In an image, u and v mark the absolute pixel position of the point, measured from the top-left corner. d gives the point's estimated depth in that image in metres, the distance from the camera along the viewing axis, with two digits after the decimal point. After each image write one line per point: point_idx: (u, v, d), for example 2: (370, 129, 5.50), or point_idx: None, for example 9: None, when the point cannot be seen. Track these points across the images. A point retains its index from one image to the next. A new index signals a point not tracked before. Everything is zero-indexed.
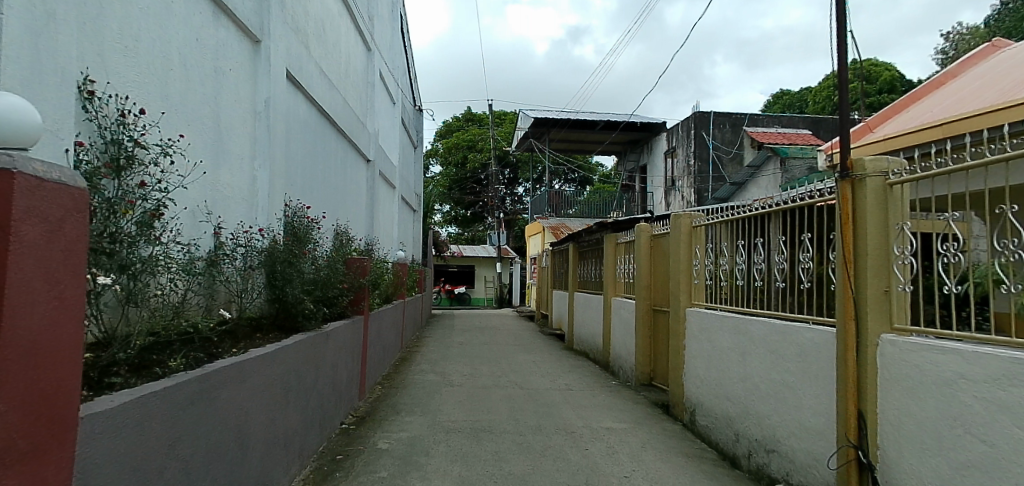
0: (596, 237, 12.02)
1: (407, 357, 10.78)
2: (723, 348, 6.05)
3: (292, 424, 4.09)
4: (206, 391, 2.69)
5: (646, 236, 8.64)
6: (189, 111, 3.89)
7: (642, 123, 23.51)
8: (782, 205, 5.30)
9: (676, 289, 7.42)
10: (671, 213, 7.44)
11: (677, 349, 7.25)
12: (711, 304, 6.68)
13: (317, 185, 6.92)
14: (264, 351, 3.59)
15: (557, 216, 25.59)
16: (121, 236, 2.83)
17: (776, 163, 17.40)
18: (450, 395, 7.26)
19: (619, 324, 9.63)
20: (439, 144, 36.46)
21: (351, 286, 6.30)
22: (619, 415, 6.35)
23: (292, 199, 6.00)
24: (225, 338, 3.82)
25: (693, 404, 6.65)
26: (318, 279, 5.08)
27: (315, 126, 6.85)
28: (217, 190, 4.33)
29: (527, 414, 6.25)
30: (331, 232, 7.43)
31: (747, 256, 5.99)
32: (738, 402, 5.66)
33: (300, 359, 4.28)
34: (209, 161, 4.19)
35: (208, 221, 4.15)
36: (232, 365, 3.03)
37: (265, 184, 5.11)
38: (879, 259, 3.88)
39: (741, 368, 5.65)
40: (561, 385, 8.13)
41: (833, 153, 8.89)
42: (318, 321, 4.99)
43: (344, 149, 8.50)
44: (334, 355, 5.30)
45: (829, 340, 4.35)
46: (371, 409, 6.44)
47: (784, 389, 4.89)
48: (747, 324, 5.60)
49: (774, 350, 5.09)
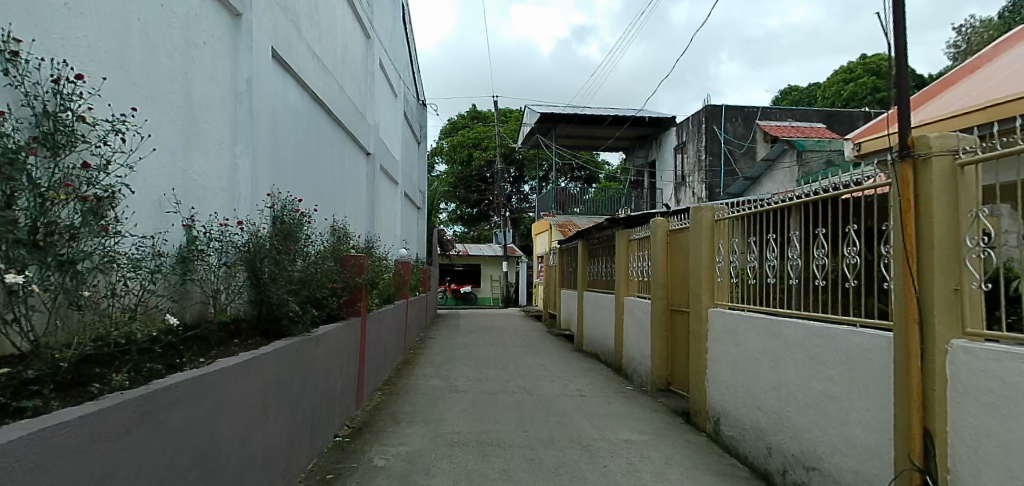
0: (607, 234, 11.50)
1: (410, 359, 10.31)
2: (752, 353, 5.53)
3: (274, 440, 3.61)
4: (152, 412, 2.19)
5: (662, 231, 8.11)
6: (152, 85, 3.41)
7: (651, 118, 22.95)
8: (821, 195, 4.74)
9: (695, 288, 6.90)
10: (692, 207, 6.94)
11: (699, 352, 6.72)
12: (738, 304, 6.14)
13: (310, 177, 6.46)
14: (236, 361, 3.10)
15: (564, 214, 25.04)
16: (57, 227, 2.36)
17: (792, 156, 16.83)
18: (455, 402, 6.78)
19: (633, 324, 9.10)
20: (443, 141, 35.99)
21: (346, 286, 5.82)
22: (638, 425, 5.85)
23: (281, 190, 5.54)
24: (192, 344, 3.34)
25: (718, 413, 6.13)
26: (307, 277, 4.61)
27: (307, 112, 6.38)
28: (189, 177, 3.85)
29: (537, 425, 5.75)
30: (326, 227, 6.97)
31: (778, 251, 5.44)
32: (770, 412, 5.14)
33: (284, 366, 3.80)
34: (178, 144, 3.70)
35: (178, 212, 3.66)
36: (192, 379, 2.54)
37: (246, 173, 4.64)
38: (947, 252, 3.35)
39: (774, 375, 5.13)
40: (573, 391, 7.62)
41: (860, 142, 8.33)
42: (305, 325, 4.44)
43: (341, 140, 8.03)
44: (326, 361, 4.80)
45: (884, 346, 3.81)
46: (368, 419, 5.95)
47: (827, 400, 4.37)
48: (781, 327, 5.07)
49: (814, 356, 4.57)
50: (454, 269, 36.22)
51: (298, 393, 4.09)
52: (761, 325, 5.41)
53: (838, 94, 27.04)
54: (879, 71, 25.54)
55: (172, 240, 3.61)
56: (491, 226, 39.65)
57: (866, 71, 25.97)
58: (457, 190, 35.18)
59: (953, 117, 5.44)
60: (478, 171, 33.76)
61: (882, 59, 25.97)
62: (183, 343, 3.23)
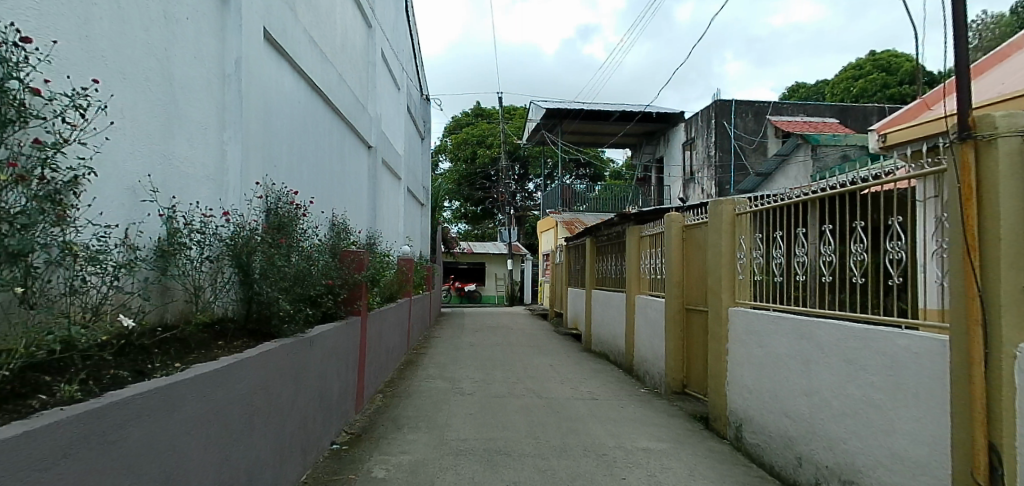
0: (616, 230, 11.12)
1: (413, 359, 9.98)
2: (779, 355, 5.16)
3: (260, 454, 3.26)
4: (105, 434, 1.83)
5: (677, 227, 7.74)
6: (125, 58, 3.05)
7: (659, 114, 22.55)
8: (858, 185, 4.34)
9: (714, 286, 6.51)
10: (711, 200, 6.55)
11: (718, 355, 6.34)
12: (762, 304, 5.74)
13: (307, 169, 6.11)
14: (214, 367, 2.74)
15: (570, 212, 24.57)
16: (5, 213, 1.99)
17: (808, 150, 16.37)
18: (460, 405, 6.43)
19: (645, 324, 8.72)
20: (448, 139, 35.64)
21: (344, 284, 5.47)
22: (656, 432, 5.50)
23: (273, 181, 5.18)
24: (168, 347, 2.99)
25: (740, 419, 5.77)
26: (301, 272, 4.25)
27: (303, 100, 6.03)
28: (168, 163, 3.49)
29: (548, 431, 5.39)
30: (324, 223, 6.63)
31: (808, 247, 5.04)
32: (801, 420, 4.76)
33: (273, 370, 3.45)
34: (155, 125, 3.35)
35: (155, 201, 3.30)
36: (157, 391, 2.17)
37: (235, 161, 4.29)
38: (1017, 244, 2.96)
39: (805, 380, 4.76)
40: (584, 395, 7.25)
41: (887, 134, 7.94)
42: (297, 325, 4.09)
43: (340, 131, 7.68)
44: (321, 364, 4.44)
45: (935, 350, 3.43)
46: (368, 424, 5.61)
47: (868, 408, 3.99)
48: (813, 328, 4.69)
49: (852, 360, 4.20)
50: (459, 267, 35.88)
51: (289, 400, 3.73)
52: (789, 325, 5.03)
53: (848, 90, 26.56)
54: (888, 67, 25.04)
55: (148, 231, 3.26)
56: (496, 224, 39.27)
57: (875, 67, 25.52)
58: (461, 187, 34.82)
59: (1003, 100, 5.05)
60: (483, 168, 33.45)
61: (891, 55, 25.45)
62: (157, 348, 2.88)
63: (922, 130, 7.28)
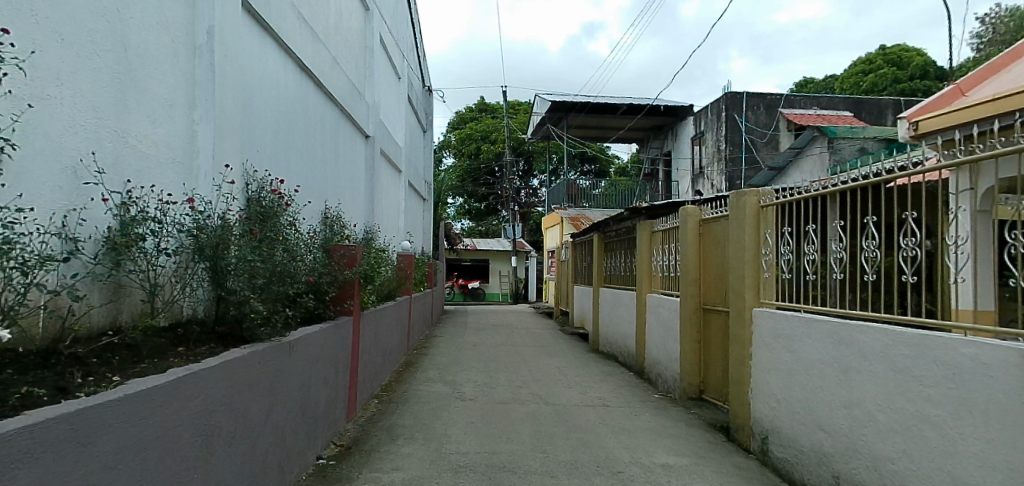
0: (626, 226, 10.62)
1: (412, 361, 9.52)
2: (813, 363, 4.67)
3: (224, 480, 2.79)
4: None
5: (694, 221, 7.25)
6: (65, 14, 2.59)
7: (667, 107, 21.98)
8: (910, 171, 3.84)
9: (736, 285, 6.01)
10: (733, 191, 6.05)
11: (741, 359, 5.86)
12: (791, 304, 5.24)
13: (294, 155, 5.65)
14: (160, 381, 2.26)
15: (576, 208, 23.94)
16: None
17: (823, 143, 15.76)
18: (460, 412, 5.98)
19: (657, 325, 8.23)
20: (451, 135, 35.15)
21: (332, 281, 5.03)
22: (674, 445, 5.02)
23: (254, 168, 4.73)
24: (111, 356, 2.53)
25: (766, 431, 5.29)
26: (281, 268, 3.78)
27: (291, 83, 5.58)
28: (120, 139, 3.02)
29: (557, 444, 4.92)
30: (313, 216, 6.19)
31: (846, 241, 4.53)
32: (839, 435, 4.29)
33: (241, 379, 2.97)
34: (104, 96, 2.88)
35: (100, 183, 2.82)
36: (73, 414, 1.70)
37: (206, 142, 3.83)
38: None
39: (845, 391, 4.27)
40: (594, 401, 6.77)
41: (919, 122, 7.39)
42: (277, 328, 3.63)
43: (334, 118, 7.21)
44: (303, 370, 3.97)
45: (1008, 359, 2.94)
46: (360, 434, 5.15)
47: (923, 426, 3.50)
48: (854, 333, 4.20)
49: (902, 369, 3.71)
50: (462, 264, 35.46)
51: (261, 414, 3.26)
52: (825, 329, 4.54)
53: (858, 85, 25.93)
54: (898, 61, 24.41)
55: (93, 220, 2.78)
56: (499, 221, 38.78)
57: (886, 62, 24.93)
58: (465, 184, 34.30)
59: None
60: (487, 164, 32.98)
61: (900, 50, 24.76)
62: (95, 358, 2.41)
63: (962, 116, 6.72)
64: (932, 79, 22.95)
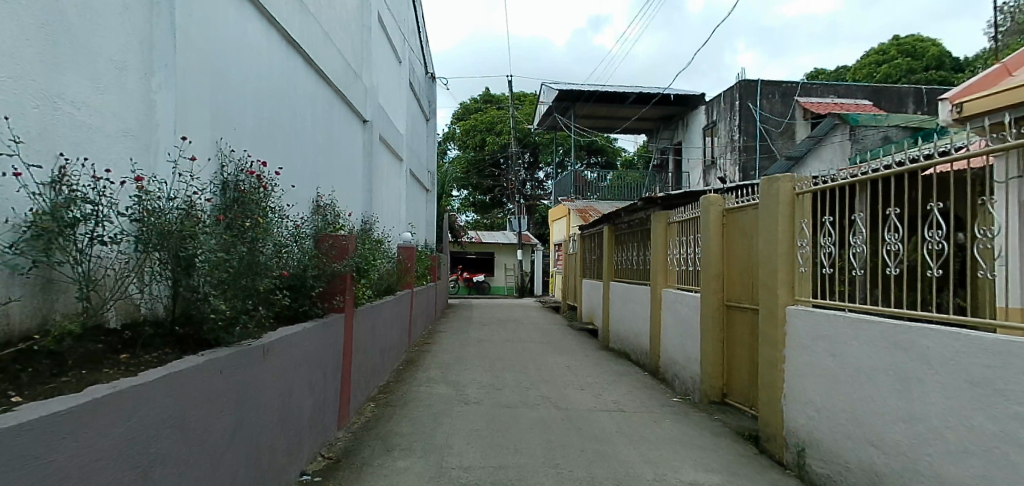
0: (639, 217, 10.05)
1: (413, 358, 9.02)
2: (863, 369, 4.12)
3: None
4: None
5: (717, 211, 6.67)
6: None
7: (677, 97, 21.35)
8: (988, 148, 3.27)
9: (767, 281, 5.44)
10: (764, 177, 5.46)
11: (773, 363, 5.30)
12: (831, 302, 4.68)
13: (280, 136, 5.14)
14: (81, 401, 1.72)
15: (585, 199, 23.23)
16: None
17: (844, 131, 15.02)
18: (464, 418, 5.48)
19: (675, 322, 7.70)
20: (456, 126, 34.53)
21: (319, 275, 4.51)
22: (702, 458, 4.51)
23: (230, 147, 4.22)
24: (20, 369, 2.02)
25: (803, 442, 4.78)
26: (254, 261, 3.26)
27: (276, 57, 5.05)
28: (51, 104, 2.48)
29: (571, 457, 4.40)
30: (302, 204, 5.68)
31: (900, 231, 3.94)
32: (895, 452, 3.76)
33: (196, 396, 2.42)
34: (27, 50, 2.34)
35: (18, 155, 2.28)
36: None
37: (164, 115, 3.31)
38: None
39: (903, 403, 3.72)
40: (608, 405, 6.24)
41: (963, 103, 6.74)
42: (250, 329, 3.12)
43: (327, 99, 6.68)
44: (282, 377, 3.45)
45: None
46: (352, 444, 4.65)
47: (1008, 449, 2.96)
48: (915, 336, 3.65)
49: (980, 381, 3.16)
50: (466, 257, 35.00)
51: (228, 433, 2.73)
52: (877, 332, 3.98)
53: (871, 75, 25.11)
54: (913, 51, 23.70)
55: (8, 200, 2.24)
56: (504, 214, 38.23)
57: (900, 52, 24.14)
58: (469, 176, 33.73)
59: None
60: (493, 155, 32.37)
61: (915, 39, 24.01)
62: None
63: (1008, 96, 6.10)
64: (947, 70, 22.44)
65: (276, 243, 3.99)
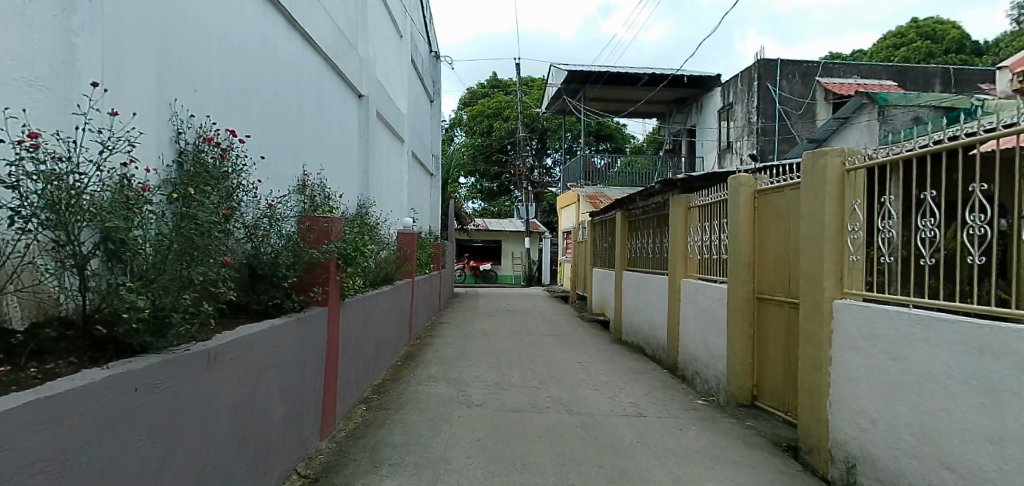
0: (656, 201, 9.36)
1: (414, 353, 8.43)
2: (934, 376, 3.45)
3: None
4: None
5: (748, 193, 5.99)
6: None
7: (690, 78, 20.50)
8: None
9: (810, 270, 4.76)
10: (808, 151, 4.76)
11: (817, 364, 4.64)
12: (891, 296, 3.98)
13: (254, 102, 4.52)
14: None
15: (594, 185, 22.49)
16: None
17: (872, 111, 14.13)
18: (465, 424, 4.89)
19: (696, 315, 7.05)
20: (463, 111, 33.77)
21: (295, 263, 3.91)
22: (740, 479, 3.86)
23: (188, 111, 3.60)
24: None
25: (854, 459, 4.13)
26: (199, 246, 2.63)
27: (249, 13, 4.43)
28: None
29: (587, 475, 3.79)
30: (282, 182, 5.07)
31: (988, 212, 3.24)
32: (978, 478, 3.12)
33: (93, 426, 1.78)
34: None
35: None
36: None
37: (83, 61, 2.65)
38: None
39: (990, 421, 3.07)
40: (626, 408, 5.62)
41: None
42: (190, 331, 2.51)
43: (316, 67, 6.04)
44: (239, 384, 2.85)
45: None
46: (335, 458, 4.06)
47: None
48: (1008, 339, 2.98)
49: None
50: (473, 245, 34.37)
51: (155, 463, 2.12)
52: (957, 333, 3.29)
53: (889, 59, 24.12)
54: (933, 33, 22.66)
55: None
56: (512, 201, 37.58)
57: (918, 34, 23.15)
58: (476, 162, 33.00)
59: None
60: (500, 141, 31.60)
61: (935, 22, 22.99)
62: None
63: None
64: (967, 52, 21.48)
65: (236, 225, 3.38)
